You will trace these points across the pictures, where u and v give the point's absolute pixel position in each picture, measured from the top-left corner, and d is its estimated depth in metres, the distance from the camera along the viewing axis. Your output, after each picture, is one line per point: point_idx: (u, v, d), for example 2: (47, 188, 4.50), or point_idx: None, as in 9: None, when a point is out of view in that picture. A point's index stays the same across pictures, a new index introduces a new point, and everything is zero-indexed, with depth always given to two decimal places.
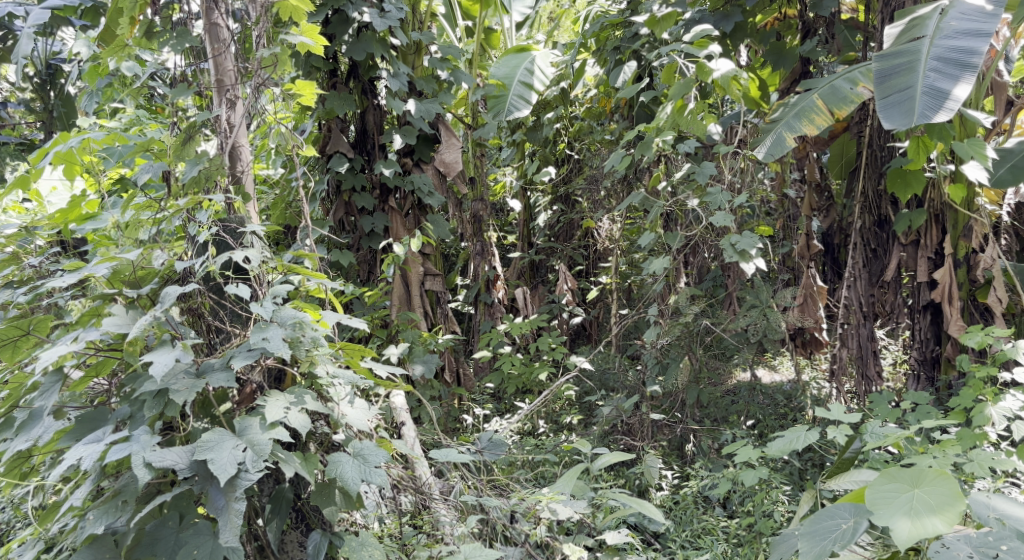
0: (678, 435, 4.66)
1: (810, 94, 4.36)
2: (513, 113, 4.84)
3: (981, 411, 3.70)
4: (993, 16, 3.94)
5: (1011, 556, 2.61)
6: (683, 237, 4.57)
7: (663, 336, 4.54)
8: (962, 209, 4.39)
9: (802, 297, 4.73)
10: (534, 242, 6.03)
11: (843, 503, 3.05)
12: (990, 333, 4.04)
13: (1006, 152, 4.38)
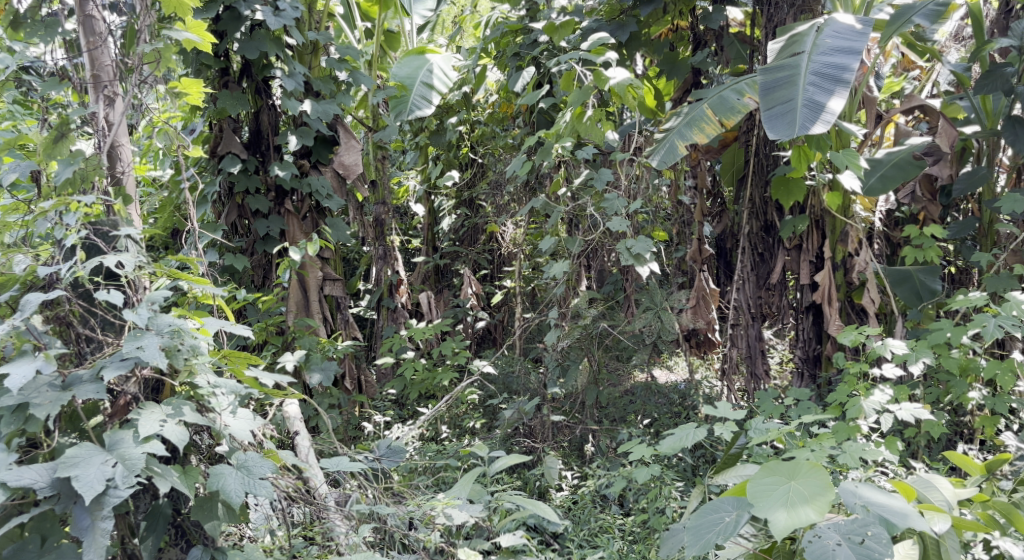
0: (578, 436, 4.72)
1: (700, 104, 4.50)
2: (416, 112, 4.82)
3: (855, 404, 3.88)
4: (864, 34, 4.17)
5: (876, 540, 2.76)
6: (582, 241, 4.62)
7: (563, 338, 4.63)
8: (840, 215, 4.58)
9: (695, 299, 4.88)
10: (438, 247, 5.97)
11: (727, 496, 3.18)
12: (862, 332, 4.18)
13: (875, 163, 4.66)
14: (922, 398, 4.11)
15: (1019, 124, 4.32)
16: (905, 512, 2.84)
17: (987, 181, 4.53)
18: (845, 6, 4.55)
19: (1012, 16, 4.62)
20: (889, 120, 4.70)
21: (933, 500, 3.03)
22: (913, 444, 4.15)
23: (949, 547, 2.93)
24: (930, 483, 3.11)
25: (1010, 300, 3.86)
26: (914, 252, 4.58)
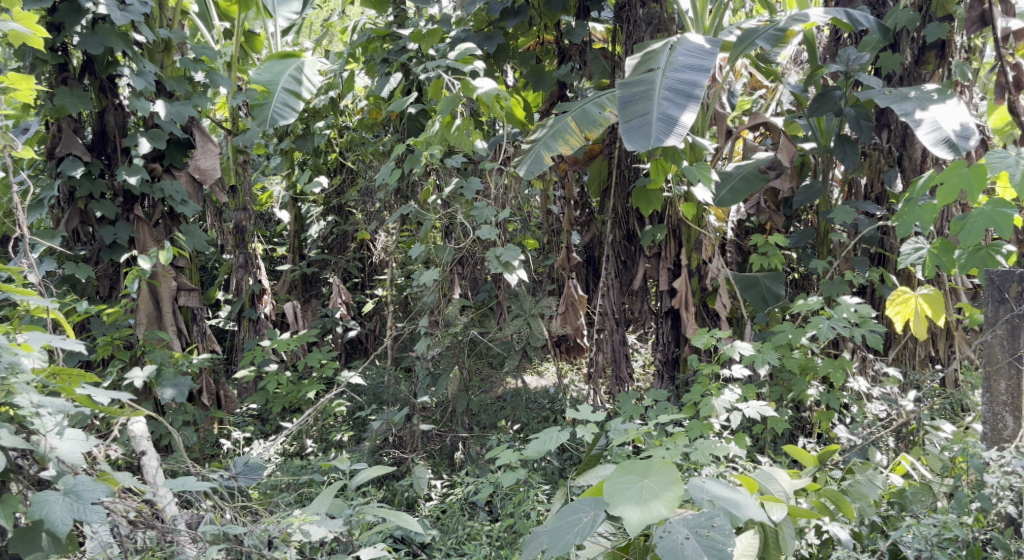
0: (448, 444, 4.66)
1: (564, 116, 4.57)
2: (278, 121, 4.68)
3: (708, 403, 4.01)
4: (712, 52, 4.35)
5: (722, 530, 2.87)
6: (451, 250, 4.56)
7: (433, 346, 4.59)
8: (694, 225, 4.74)
9: (564, 305, 4.81)
10: (305, 255, 5.83)
11: (584, 496, 3.22)
12: (713, 334, 4.33)
13: (725, 175, 4.87)
14: (767, 396, 4.29)
15: (847, 143, 4.63)
16: (745, 503, 2.98)
17: (822, 195, 4.84)
18: (696, 26, 4.74)
19: (842, 43, 4.94)
20: (738, 137, 4.93)
21: (772, 492, 3.19)
22: (760, 440, 4.33)
23: (785, 534, 3.10)
24: (770, 476, 3.27)
25: (842, 303, 4.11)
26: (760, 259, 4.81)
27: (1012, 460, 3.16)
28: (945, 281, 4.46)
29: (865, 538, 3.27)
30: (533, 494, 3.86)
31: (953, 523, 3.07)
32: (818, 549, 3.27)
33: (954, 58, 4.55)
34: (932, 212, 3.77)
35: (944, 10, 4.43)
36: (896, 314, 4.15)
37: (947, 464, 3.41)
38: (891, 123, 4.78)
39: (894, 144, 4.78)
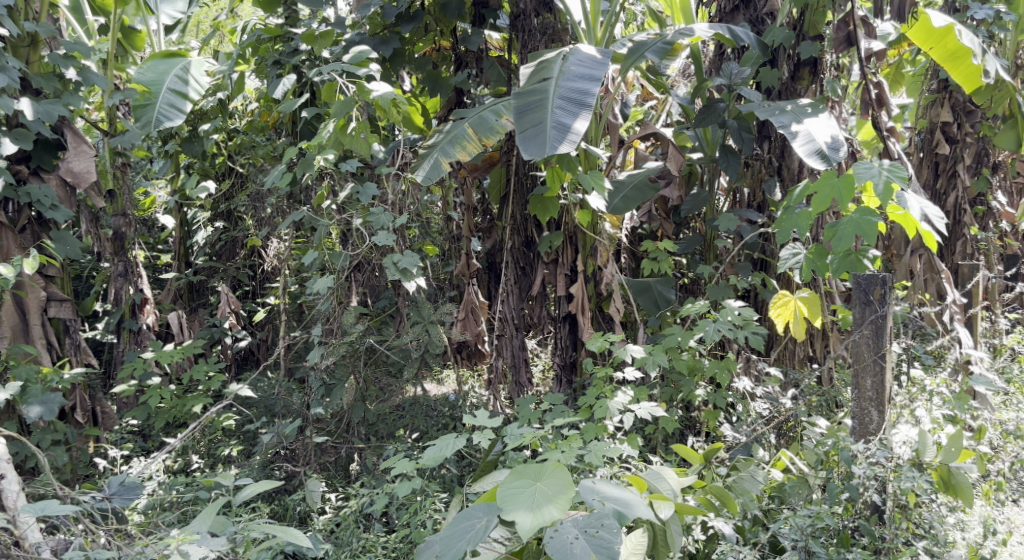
0: (343, 456, 4.58)
1: (461, 123, 4.56)
2: (164, 122, 4.57)
3: (602, 404, 3.95)
4: (603, 62, 4.45)
5: (609, 530, 2.94)
6: (347, 256, 4.48)
7: (327, 355, 4.49)
8: (589, 232, 4.78)
9: (464, 311, 4.82)
10: (191, 262, 5.64)
11: (478, 503, 3.23)
12: (607, 338, 4.30)
13: (619, 184, 4.99)
14: (658, 397, 4.38)
15: (731, 154, 4.83)
16: (633, 502, 3.07)
17: (708, 203, 5.03)
18: (588, 37, 4.79)
19: (725, 57, 5.14)
20: (629, 146, 5.08)
21: (660, 491, 3.29)
22: (652, 440, 4.39)
23: (672, 532, 3.19)
24: (659, 474, 3.36)
25: (726, 306, 4.25)
26: (651, 264, 4.92)
27: (875, 451, 3.37)
28: (820, 284, 4.71)
29: (747, 532, 3.39)
30: (428, 503, 3.80)
31: (825, 513, 3.25)
32: (704, 545, 3.36)
33: (825, 75, 4.82)
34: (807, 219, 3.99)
35: (815, 30, 4.70)
36: (776, 315, 4.33)
37: (822, 457, 3.51)
38: (771, 135, 5.01)
39: (773, 155, 5.01)
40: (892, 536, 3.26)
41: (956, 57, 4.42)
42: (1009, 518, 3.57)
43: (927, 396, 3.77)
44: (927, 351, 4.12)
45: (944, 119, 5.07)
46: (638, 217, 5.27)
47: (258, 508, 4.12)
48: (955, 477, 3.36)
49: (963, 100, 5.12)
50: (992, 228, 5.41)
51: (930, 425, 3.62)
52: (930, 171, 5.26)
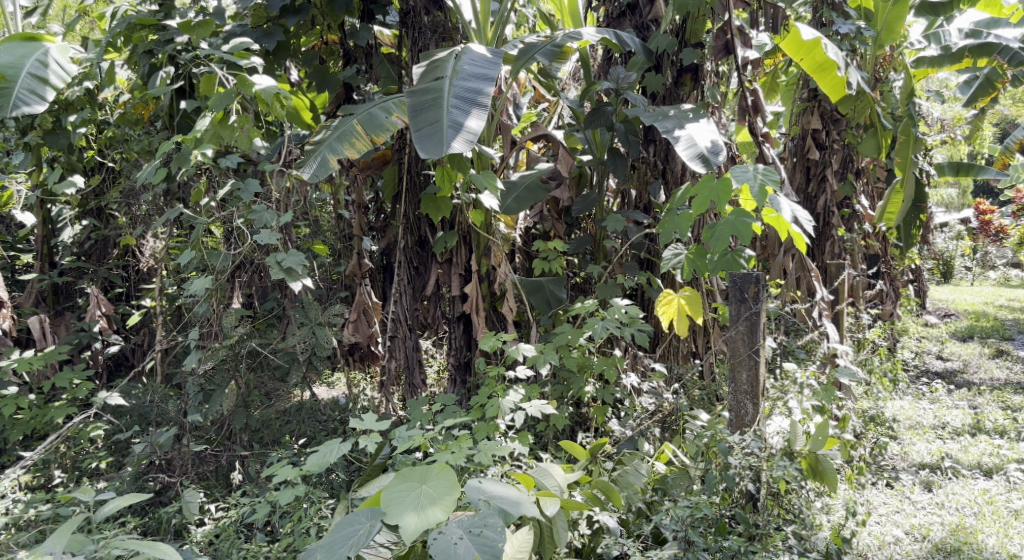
0: (224, 463, 4.49)
1: (349, 118, 4.40)
2: (24, 109, 4.34)
3: (493, 403, 3.78)
4: (497, 61, 4.38)
5: (493, 529, 2.95)
6: (227, 255, 4.32)
7: (206, 361, 4.35)
8: (483, 232, 4.64)
9: (355, 312, 4.72)
10: (57, 263, 5.39)
11: (361, 508, 3.19)
12: (501, 337, 4.15)
13: (511, 184, 4.95)
14: (549, 394, 4.23)
15: (619, 156, 4.95)
16: (518, 500, 3.09)
17: (597, 204, 5.10)
18: (479, 37, 4.78)
19: (613, 62, 5.23)
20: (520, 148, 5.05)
21: (547, 487, 3.32)
22: (542, 438, 4.23)
23: (558, 528, 3.22)
24: (546, 471, 3.39)
25: (614, 304, 4.29)
26: (543, 263, 4.83)
27: (750, 442, 3.50)
28: (702, 283, 4.88)
29: (631, 524, 3.46)
30: (313, 511, 3.71)
31: (703, 503, 3.34)
32: (589, 539, 3.40)
33: (705, 81, 4.99)
34: (688, 220, 4.15)
35: (697, 37, 4.84)
36: (660, 313, 4.48)
37: (701, 448, 3.56)
38: (657, 139, 5.12)
39: (658, 158, 5.13)
40: (764, 522, 3.43)
41: (823, 70, 4.70)
42: (867, 500, 3.86)
43: (798, 388, 3.95)
44: (799, 344, 4.36)
45: (814, 126, 5.36)
46: (529, 218, 5.23)
47: (128, 522, 4.01)
48: (821, 463, 3.56)
49: (831, 108, 5.40)
50: (856, 230, 5.68)
51: (800, 415, 3.85)
52: (803, 176, 5.53)
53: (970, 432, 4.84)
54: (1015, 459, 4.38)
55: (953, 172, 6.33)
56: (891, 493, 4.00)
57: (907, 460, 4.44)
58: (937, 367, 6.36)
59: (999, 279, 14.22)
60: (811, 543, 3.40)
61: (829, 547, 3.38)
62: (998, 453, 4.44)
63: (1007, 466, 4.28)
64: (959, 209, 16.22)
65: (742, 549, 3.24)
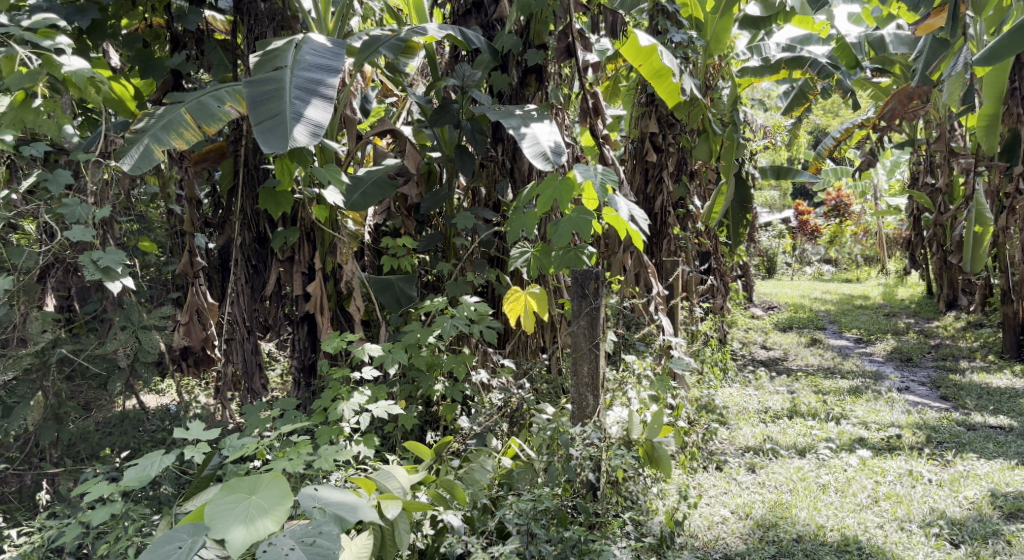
0: (27, 484, 4.10)
1: (177, 107, 3.96)
2: None
3: (333, 407, 3.55)
4: (340, 52, 3.98)
5: (328, 538, 2.78)
6: (31, 253, 3.99)
7: (6, 370, 3.93)
8: (327, 229, 4.30)
9: (188, 314, 4.47)
10: None
11: (180, 525, 2.92)
12: (345, 337, 3.86)
13: (356, 180, 4.39)
14: (397, 395, 4.00)
15: (467, 154, 4.54)
16: (356, 505, 2.92)
17: (446, 201, 4.65)
18: (320, 26, 4.45)
19: (460, 60, 5.02)
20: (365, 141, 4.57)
21: (390, 490, 3.23)
22: (389, 439, 4.03)
23: (400, 530, 3.13)
24: (389, 473, 3.30)
25: (463, 300, 3.98)
26: (391, 260, 4.37)
27: (591, 432, 3.64)
28: (549, 279, 4.73)
29: (475, 521, 3.43)
30: (132, 529, 3.34)
31: (545, 496, 3.41)
32: (432, 539, 3.37)
33: (549, 83, 4.96)
34: (534, 220, 4.14)
35: (540, 38, 4.78)
36: (507, 309, 4.29)
37: (546, 440, 3.63)
38: (505, 137, 4.70)
39: (506, 157, 4.75)
40: (604, 510, 3.59)
41: (660, 76, 4.94)
42: (698, 483, 4.16)
43: (636, 379, 4.22)
44: (637, 338, 4.65)
45: (651, 129, 5.62)
46: (376, 217, 4.70)
47: None
48: (656, 451, 3.79)
49: (666, 113, 5.71)
50: (690, 229, 6.06)
51: (638, 404, 4.08)
52: (642, 177, 5.79)
53: (788, 415, 5.22)
54: (825, 438, 4.78)
55: (773, 175, 6.76)
56: (720, 475, 4.29)
57: (734, 443, 4.77)
58: (760, 355, 6.82)
59: (814, 274, 15.47)
60: (646, 527, 3.61)
61: (664, 530, 3.58)
62: (811, 433, 4.84)
63: (818, 445, 4.65)
64: (779, 209, 17.47)
65: (582, 538, 3.35)
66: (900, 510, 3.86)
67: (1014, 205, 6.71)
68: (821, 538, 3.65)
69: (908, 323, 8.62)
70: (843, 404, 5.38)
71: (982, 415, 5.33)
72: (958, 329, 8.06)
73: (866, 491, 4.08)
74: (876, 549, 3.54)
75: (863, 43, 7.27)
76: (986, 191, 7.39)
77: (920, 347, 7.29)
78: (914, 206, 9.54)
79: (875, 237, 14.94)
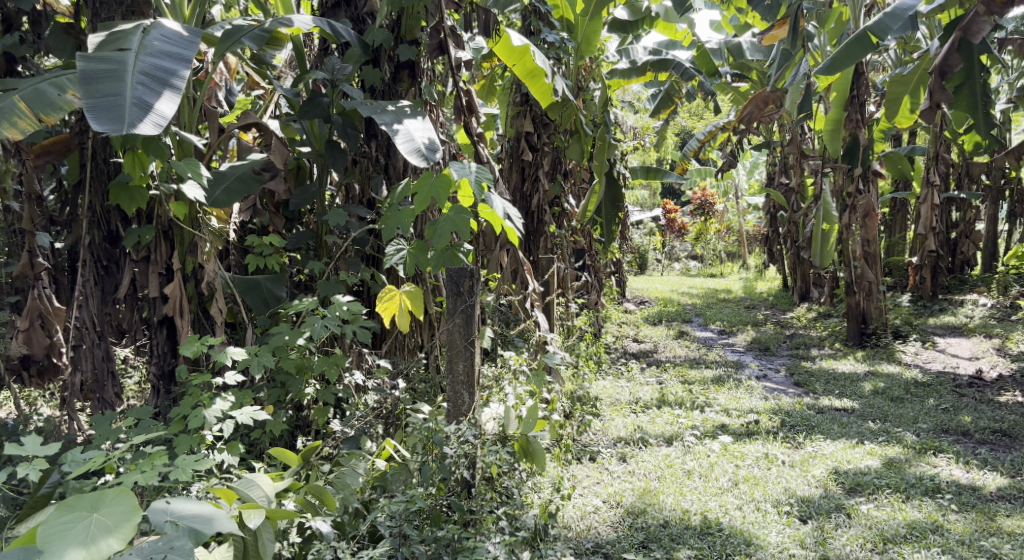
0: None
1: (10, 94, 3.67)
2: None
3: (195, 414, 3.36)
4: (194, 44, 3.63)
5: (179, 554, 2.60)
6: None
7: None
8: (186, 227, 3.92)
9: (29, 320, 4.23)
10: None
11: (10, 548, 2.66)
12: (205, 341, 3.62)
13: (218, 176, 4.16)
14: (264, 400, 3.85)
15: (337, 150, 4.33)
16: (211, 517, 2.77)
17: (318, 198, 4.39)
18: (174, 14, 4.07)
19: (329, 54, 4.79)
20: (227, 134, 4.26)
21: (254, 499, 3.10)
22: (256, 446, 3.91)
23: (264, 539, 3.01)
24: (252, 482, 3.16)
25: (334, 300, 3.86)
26: (257, 259, 4.14)
27: (465, 430, 3.66)
28: (426, 278, 4.64)
29: (346, 526, 3.36)
30: None
31: (418, 496, 3.39)
32: (300, 548, 3.24)
33: (422, 80, 4.83)
34: (410, 217, 3.86)
35: (412, 34, 4.65)
36: (382, 309, 4.11)
37: (422, 440, 3.62)
38: (379, 133, 4.57)
39: (380, 153, 4.61)
40: (478, 507, 3.61)
41: (533, 75, 5.02)
42: (572, 475, 4.27)
43: (512, 374, 4.32)
44: (514, 334, 4.78)
45: (527, 129, 5.71)
46: (240, 214, 4.39)
47: None
48: (531, 445, 3.86)
49: (541, 113, 5.83)
50: (565, 226, 6.22)
51: (514, 400, 4.13)
52: (518, 176, 5.85)
53: (657, 404, 5.41)
54: (690, 426, 4.98)
55: (642, 174, 6.99)
56: (593, 466, 4.42)
57: (606, 434, 4.91)
58: (632, 348, 7.03)
59: (681, 270, 16.08)
60: (520, 521, 3.66)
61: (537, 523, 3.66)
62: (677, 421, 5.04)
63: (684, 433, 4.84)
64: (650, 206, 18.07)
65: (455, 537, 3.36)
66: (757, 491, 4.07)
67: (855, 203, 7.15)
68: (685, 522, 3.80)
69: (765, 315, 9.08)
70: (707, 393, 5.62)
71: (830, 398, 5.67)
72: (810, 319, 8.57)
73: (727, 474, 4.28)
74: (735, 530, 3.70)
75: (723, 48, 7.66)
76: (833, 191, 7.89)
77: (777, 337, 7.70)
78: (772, 204, 10.05)
79: (736, 234, 15.71)
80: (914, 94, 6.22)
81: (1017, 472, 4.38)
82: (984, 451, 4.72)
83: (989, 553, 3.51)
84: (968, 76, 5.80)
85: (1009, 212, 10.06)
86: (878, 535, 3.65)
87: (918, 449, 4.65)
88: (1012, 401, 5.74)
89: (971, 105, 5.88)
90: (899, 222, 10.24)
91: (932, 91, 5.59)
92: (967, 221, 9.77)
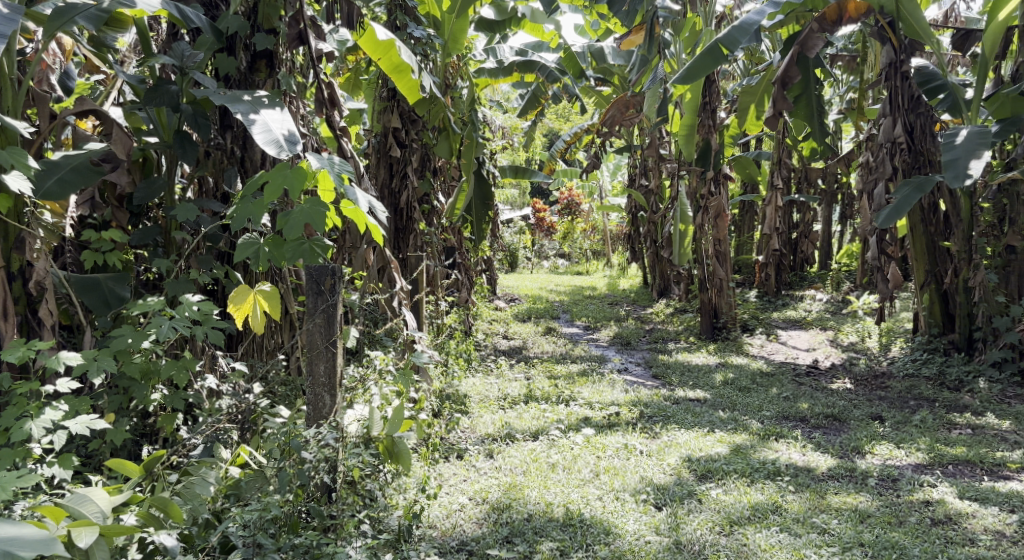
0: None
1: None
2: None
3: (20, 426, 3.13)
4: (12, 18, 3.32)
5: None
6: None
7: None
8: (12, 221, 3.65)
9: None
10: None
11: None
12: (33, 346, 3.37)
13: (50, 165, 3.83)
14: (103, 408, 3.64)
15: (187, 140, 4.12)
16: (30, 540, 2.61)
17: (165, 191, 4.17)
18: None
19: (180, 38, 4.55)
20: (61, 120, 3.97)
21: (85, 515, 2.95)
22: (94, 458, 3.69)
23: None
24: (84, 496, 3.01)
25: (182, 300, 3.68)
26: (95, 256, 3.90)
27: (326, 434, 3.57)
28: (287, 275, 4.52)
29: (194, 539, 3.24)
30: None
31: (273, 504, 3.31)
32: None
33: (280, 69, 4.66)
34: (261, 209, 3.67)
35: (269, 22, 4.49)
36: (234, 312, 3.92)
37: (278, 445, 3.52)
38: (235, 124, 4.41)
39: (235, 145, 4.45)
40: (339, 512, 3.59)
41: (399, 71, 4.97)
42: (439, 474, 4.28)
43: (379, 374, 4.22)
44: (380, 332, 4.70)
45: (394, 124, 5.65)
46: (77, 207, 4.10)
47: None
48: (396, 445, 3.79)
49: (408, 109, 5.75)
50: (434, 224, 6.21)
51: (380, 401, 4.07)
52: (386, 172, 5.78)
53: (524, 400, 5.48)
54: (555, 420, 5.08)
55: (511, 174, 7.06)
56: (460, 463, 4.44)
57: (475, 431, 4.94)
58: (502, 345, 7.10)
59: (550, 268, 16.38)
60: (383, 524, 3.67)
61: (400, 524, 3.65)
62: (543, 416, 5.13)
63: (549, 427, 4.93)
64: (520, 205, 18.30)
65: (314, 543, 3.32)
66: (617, 481, 4.19)
67: (708, 204, 7.49)
68: (549, 514, 3.87)
69: (627, 310, 9.34)
70: (572, 387, 5.74)
71: (685, 389, 5.90)
72: (668, 314, 8.87)
73: (589, 466, 4.38)
74: (595, 520, 3.80)
75: (587, 52, 7.78)
76: (689, 193, 8.21)
77: (637, 332, 7.94)
78: (634, 204, 10.35)
79: (601, 232, 16.16)
80: (760, 104, 6.53)
81: (846, 453, 4.69)
82: (819, 434, 5.03)
83: (819, 528, 3.74)
84: (805, 88, 6.17)
85: (842, 213, 10.79)
86: (725, 518, 3.82)
87: (762, 435, 4.91)
88: (844, 388, 6.16)
89: (808, 114, 6.25)
90: (749, 222, 10.78)
91: (775, 100, 5.90)
92: (808, 221, 10.40)
